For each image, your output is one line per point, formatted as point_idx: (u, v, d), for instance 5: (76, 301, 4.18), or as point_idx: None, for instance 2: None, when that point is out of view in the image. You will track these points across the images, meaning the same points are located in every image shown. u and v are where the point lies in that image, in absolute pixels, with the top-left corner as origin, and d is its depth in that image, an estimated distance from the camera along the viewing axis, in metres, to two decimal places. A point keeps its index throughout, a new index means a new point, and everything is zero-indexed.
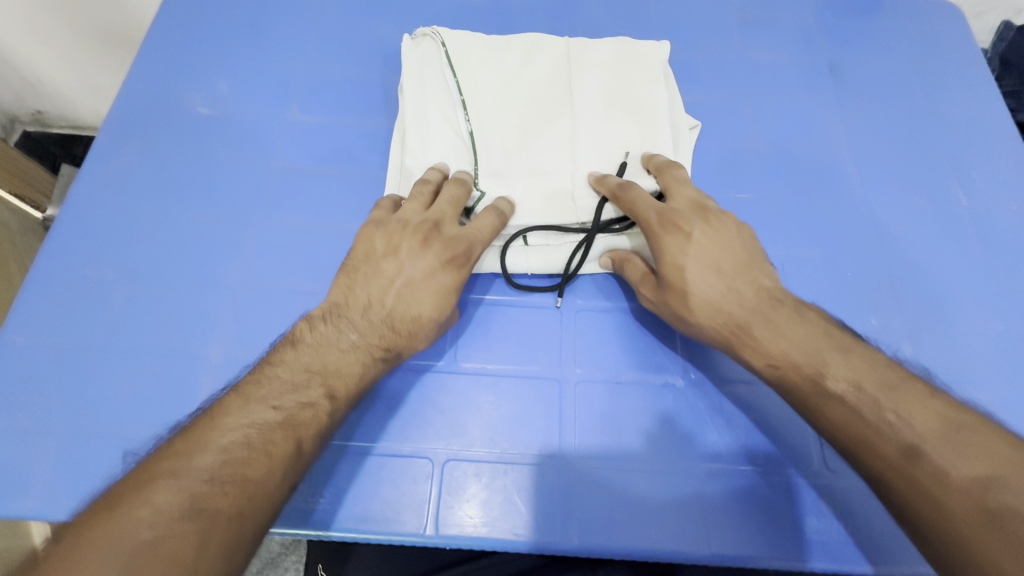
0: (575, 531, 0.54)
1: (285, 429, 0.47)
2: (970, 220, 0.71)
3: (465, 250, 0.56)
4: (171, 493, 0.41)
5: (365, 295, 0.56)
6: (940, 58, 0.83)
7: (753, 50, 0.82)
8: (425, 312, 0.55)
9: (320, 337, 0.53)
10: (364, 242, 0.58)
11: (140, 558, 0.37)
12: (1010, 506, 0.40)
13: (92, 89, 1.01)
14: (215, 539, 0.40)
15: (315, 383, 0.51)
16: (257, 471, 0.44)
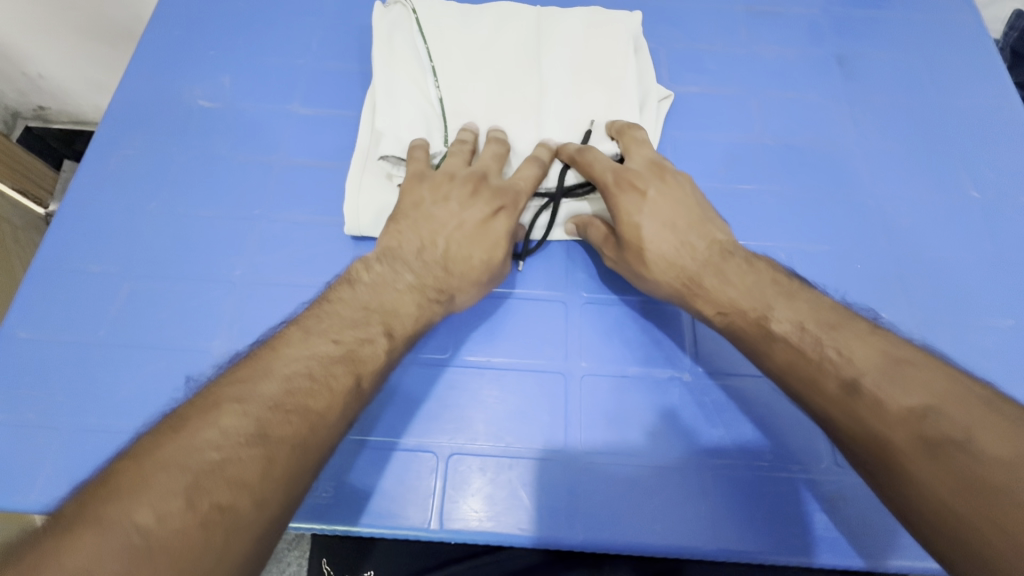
0: (581, 527, 0.54)
1: (346, 364, 0.47)
2: (980, 213, 0.70)
3: (513, 198, 0.58)
4: (236, 418, 0.40)
5: (420, 241, 0.57)
6: (951, 49, 0.82)
7: (760, 42, 0.81)
8: (480, 254, 0.57)
9: (377, 279, 0.54)
10: (410, 192, 0.59)
11: (210, 479, 0.37)
12: (942, 433, 0.40)
13: (93, 84, 1.01)
14: (280, 466, 0.40)
15: (374, 320, 0.51)
16: (319, 403, 0.44)
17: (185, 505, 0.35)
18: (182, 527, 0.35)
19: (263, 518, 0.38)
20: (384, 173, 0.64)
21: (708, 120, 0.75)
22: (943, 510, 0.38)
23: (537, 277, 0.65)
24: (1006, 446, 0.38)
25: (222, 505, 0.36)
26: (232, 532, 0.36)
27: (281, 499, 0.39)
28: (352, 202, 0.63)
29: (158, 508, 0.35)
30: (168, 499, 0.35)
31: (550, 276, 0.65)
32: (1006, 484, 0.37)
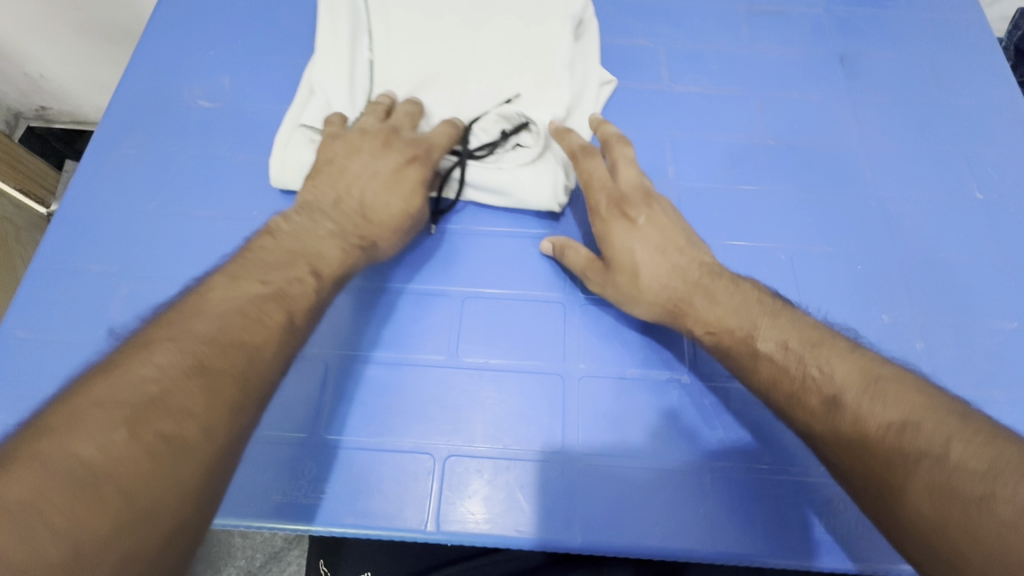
0: (579, 529, 0.54)
1: (276, 301, 0.49)
2: (984, 214, 0.70)
3: (426, 150, 0.61)
4: (173, 355, 0.42)
5: (336, 191, 0.60)
6: (954, 48, 0.81)
7: (761, 41, 0.80)
8: (394, 204, 0.60)
9: (296, 226, 0.57)
10: (325, 150, 0.62)
11: (149, 410, 0.38)
12: (918, 447, 0.42)
13: (94, 84, 1.01)
14: (222, 396, 0.41)
15: (298, 262, 0.53)
16: (255, 337, 0.46)
17: (129, 434, 0.37)
18: (129, 453, 0.36)
19: (210, 444, 0.39)
20: (307, 136, 0.67)
21: (708, 120, 0.75)
22: (922, 522, 0.40)
23: (536, 277, 0.65)
24: (980, 458, 0.40)
25: (166, 434, 0.38)
26: (179, 457, 0.38)
27: (227, 426, 0.41)
28: (275, 160, 0.66)
29: (103, 437, 0.36)
30: (110, 429, 0.36)
31: (548, 277, 0.65)
32: (979, 495, 0.38)
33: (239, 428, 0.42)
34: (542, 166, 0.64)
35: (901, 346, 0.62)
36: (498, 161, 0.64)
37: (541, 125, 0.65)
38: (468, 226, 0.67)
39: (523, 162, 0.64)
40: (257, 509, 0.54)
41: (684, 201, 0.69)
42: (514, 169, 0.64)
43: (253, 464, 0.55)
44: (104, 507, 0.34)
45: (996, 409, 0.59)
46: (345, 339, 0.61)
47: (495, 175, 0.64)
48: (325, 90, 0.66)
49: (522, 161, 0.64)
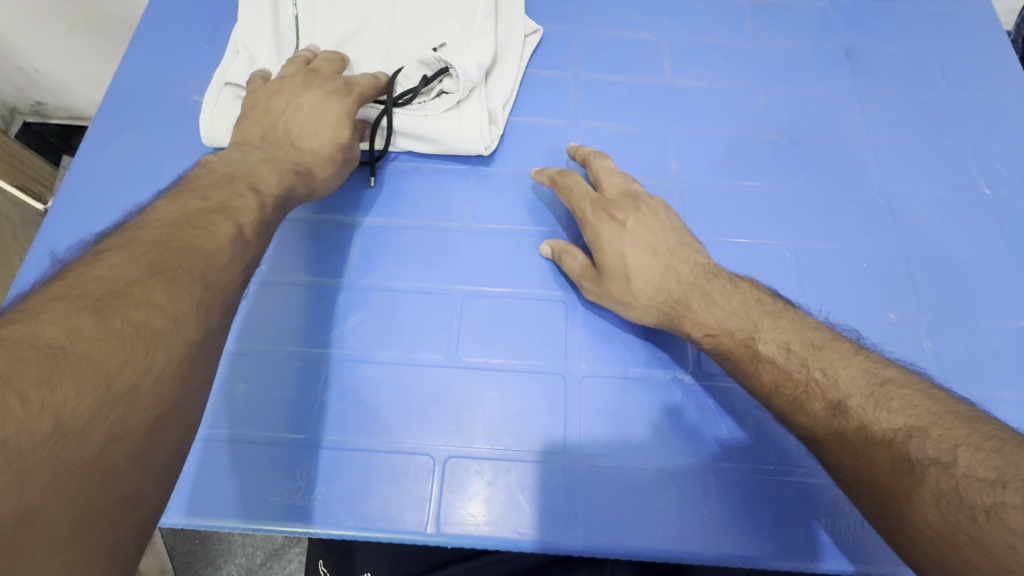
0: (581, 531, 0.53)
1: (221, 213, 0.47)
2: (992, 210, 0.69)
3: (344, 82, 0.63)
4: (126, 258, 0.39)
5: (263, 127, 0.61)
6: (961, 41, 0.80)
7: (765, 35, 0.79)
8: (324, 132, 0.61)
9: (226, 158, 0.56)
10: (250, 99, 0.63)
11: (110, 302, 0.36)
12: (924, 453, 0.41)
13: (91, 80, 1.00)
14: (187, 294, 0.40)
15: (237, 181, 0.52)
16: (210, 243, 0.44)
17: (93, 320, 0.34)
18: (98, 336, 0.33)
19: (181, 337, 0.38)
20: (235, 96, 0.67)
21: (712, 115, 0.73)
22: (929, 532, 0.39)
23: (537, 276, 0.64)
24: (988, 466, 0.38)
25: (134, 320, 0.36)
26: (152, 343, 0.36)
27: (196, 323, 0.39)
28: (205, 118, 0.66)
29: (66, 322, 0.33)
30: (71, 316, 0.34)
31: (550, 274, 0.64)
32: (988, 504, 0.37)
33: (208, 328, 0.40)
34: (466, 111, 0.65)
35: (908, 345, 0.61)
36: (423, 107, 0.65)
37: (465, 71, 0.63)
38: (468, 223, 0.66)
39: (447, 108, 0.65)
40: (250, 510, 0.53)
41: (687, 196, 0.68)
42: (440, 116, 0.65)
43: (239, 466, 0.55)
44: (81, 382, 0.31)
45: (1004, 408, 0.58)
46: (344, 339, 0.60)
47: (421, 123, 0.65)
48: (251, 52, 0.68)
49: (446, 107, 0.65)
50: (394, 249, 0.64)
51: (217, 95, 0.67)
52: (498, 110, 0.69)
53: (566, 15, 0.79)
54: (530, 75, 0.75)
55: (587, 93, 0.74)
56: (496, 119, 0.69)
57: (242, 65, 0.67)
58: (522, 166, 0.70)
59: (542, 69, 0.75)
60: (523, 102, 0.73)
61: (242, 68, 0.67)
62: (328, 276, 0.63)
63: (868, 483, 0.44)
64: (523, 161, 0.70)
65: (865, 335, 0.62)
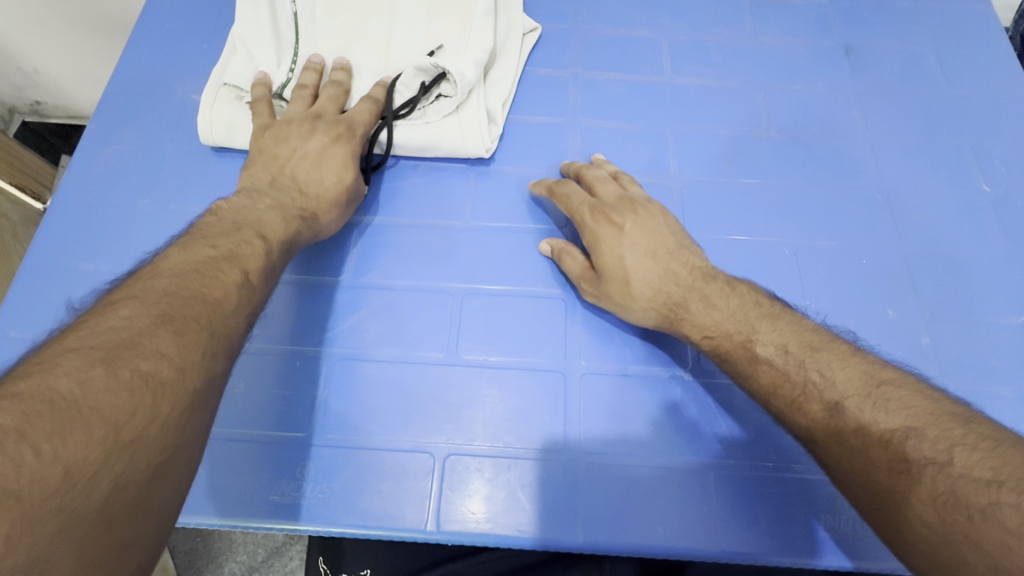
0: (581, 527, 0.53)
1: (229, 261, 0.48)
2: (991, 207, 0.69)
3: (348, 128, 0.62)
4: (136, 308, 0.40)
5: (271, 172, 0.61)
6: (960, 38, 0.80)
7: (765, 33, 0.79)
8: (330, 179, 0.61)
9: (235, 205, 0.56)
10: (256, 143, 0.63)
11: (120, 353, 0.36)
12: (920, 453, 0.41)
13: (89, 79, 0.99)
14: (194, 341, 0.40)
15: (245, 229, 0.52)
16: (217, 292, 0.45)
17: (105, 372, 0.35)
18: (108, 389, 0.34)
19: (185, 386, 0.38)
20: (234, 95, 0.68)
21: (711, 114, 0.73)
22: (925, 531, 0.39)
23: (535, 274, 0.64)
24: (984, 466, 0.38)
25: (143, 370, 0.36)
26: (159, 392, 0.36)
27: (201, 369, 0.40)
28: (203, 116, 0.66)
29: (78, 376, 0.34)
30: (83, 369, 0.34)
31: (550, 273, 0.64)
32: (984, 503, 0.37)
33: (213, 372, 0.41)
34: (466, 115, 0.65)
35: (908, 342, 0.61)
36: (423, 115, 0.65)
37: (462, 75, 0.62)
38: (467, 221, 0.66)
39: (446, 113, 0.65)
40: (250, 509, 0.53)
41: (686, 194, 0.68)
42: (440, 122, 0.65)
43: (235, 464, 0.55)
44: (89, 435, 0.32)
45: (1003, 405, 0.58)
46: (343, 338, 0.60)
47: (421, 129, 0.65)
48: (251, 51, 0.67)
49: (445, 112, 0.65)
50: (394, 249, 0.64)
51: (215, 94, 0.67)
52: (497, 109, 0.68)
53: (565, 13, 0.79)
54: (529, 73, 0.75)
55: (586, 91, 0.74)
56: (495, 118, 0.69)
57: (242, 64, 0.67)
58: (520, 164, 0.69)
59: (541, 67, 0.75)
60: (522, 100, 0.73)
61: (240, 67, 0.67)
62: (326, 274, 0.63)
63: (864, 484, 0.44)
64: (520, 159, 0.70)
65: (864, 333, 0.62)
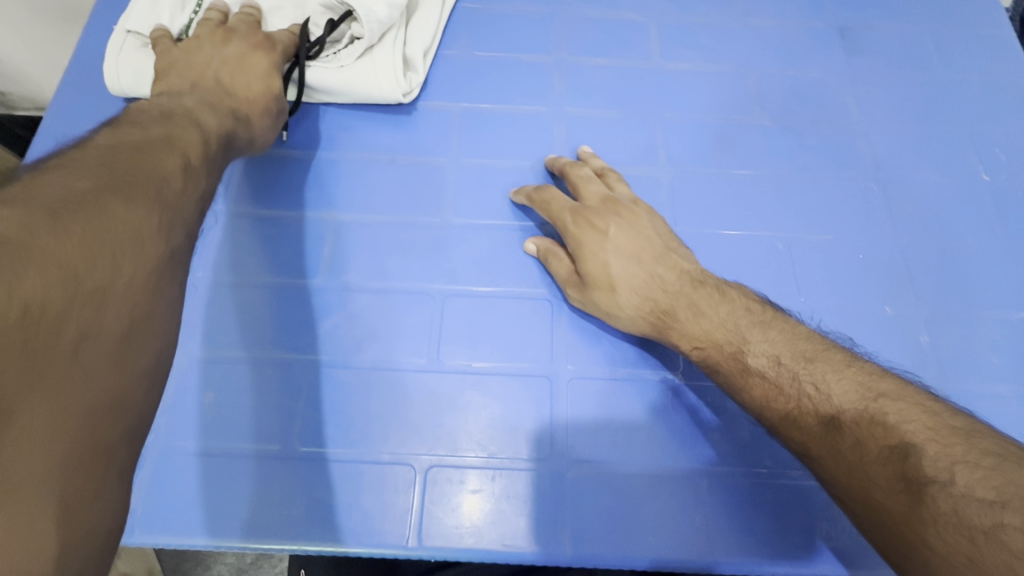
0: (570, 540, 0.51)
1: (168, 144, 0.46)
2: (990, 196, 0.66)
3: (266, 37, 0.63)
4: (72, 176, 0.37)
5: (183, 81, 0.59)
6: (956, 20, 0.77)
7: (757, 15, 0.75)
8: (256, 80, 0.60)
9: (153, 102, 0.54)
10: (166, 60, 0.61)
11: (66, 205, 0.34)
12: (922, 472, 0.39)
13: (52, 68, 0.93)
14: (145, 211, 0.39)
15: (177, 118, 0.50)
16: (163, 168, 0.43)
17: (53, 223, 0.32)
18: (62, 237, 0.32)
19: (144, 253, 0.37)
20: (140, 44, 0.66)
21: (700, 99, 0.70)
22: (927, 552, 0.37)
23: (520, 274, 0.61)
24: (987, 486, 0.37)
25: (96, 225, 0.34)
26: (117, 250, 0.35)
27: (159, 239, 0.39)
28: (109, 66, 0.64)
29: (23, 220, 0.31)
30: (26, 214, 0.31)
31: (535, 275, 0.61)
32: (987, 525, 0.35)
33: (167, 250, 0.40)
34: (379, 57, 0.64)
35: (904, 339, 0.59)
36: (336, 58, 0.65)
37: (369, 12, 0.63)
38: (449, 218, 0.63)
39: (358, 55, 0.64)
40: (220, 528, 0.50)
41: (676, 186, 0.65)
42: (354, 64, 0.64)
43: (207, 481, 0.52)
44: (48, 279, 0.30)
45: (1002, 404, 0.57)
46: (320, 344, 0.57)
47: (335, 73, 0.64)
48: None
49: (357, 53, 0.64)
50: (371, 249, 0.61)
51: (121, 42, 0.65)
52: (417, 56, 0.67)
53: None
54: (511, 59, 0.71)
55: (571, 79, 0.70)
56: (415, 66, 0.67)
57: (149, 11, 0.66)
58: (504, 156, 0.66)
59: (525, 53, 0.72)
60: (504, 89, 0.70)
61: (144, 13, 0.66)
62: (300, 278, 0.59)
63: (863, 502, 0.42)
64: (504, 151, 0.66)
65: (863, 332, 0.59)
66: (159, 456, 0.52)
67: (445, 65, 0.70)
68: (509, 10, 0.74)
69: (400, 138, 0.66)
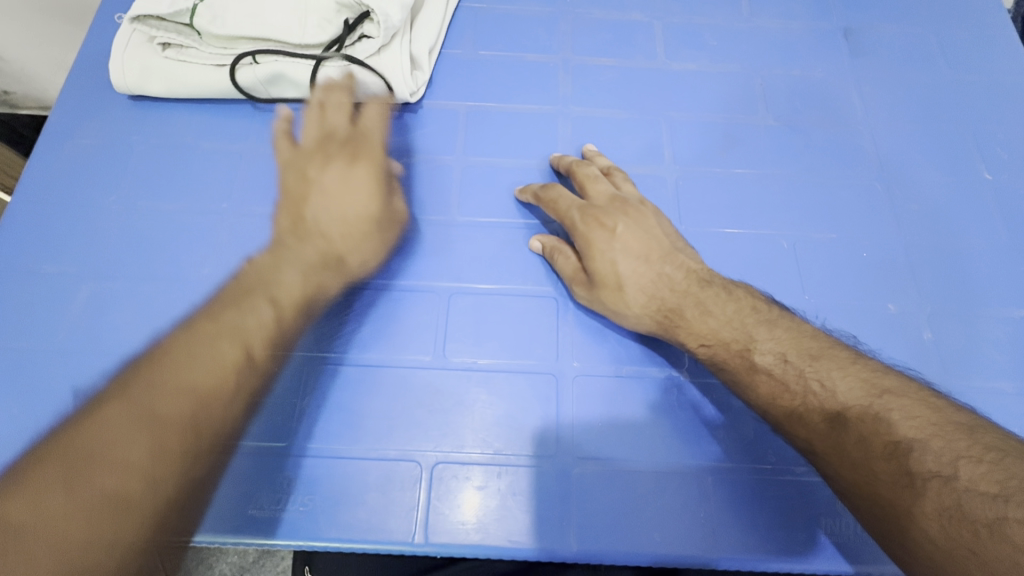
0: (574, 537, 0.51)
1: (231, 335, 0.52)
2: (992, 194, 0.67)
3: (361, 144, 0.64)
4: (123, 406, 0.47)
5: (295, 216, 0.61)
6: (960, 20, 0.77)
7: (762, 16, 0.76)
8: (354, 210, 0.61)
9: (256, 265, 0.59)
10: (282, 180, 0.63)
11: (84, 468, 0.43)
12: (925, 467, 0.40)
13: (58, 68, 0.93)
14: (173, 428, 0.47)
15: (257, 293, 0.56)
16: (208, 381, 0.50)
17: (58, 481, 0.43)
18: (69, 514, 0.41)
19: (153, 492, 0.45)
20: (145, 40, 0.66)
21: (706, 99, 0.70)
22: (930, 546, 0.38)
23: (526, 272, 0.61)
24: (991, 480, 0.37)
25: (107, 490, 0.43)
26: (126, 492, 0.44)
27: (169, 463, 0.46)
28: (115, 62, 0.65)
29: (39, 507, 0.42)
30: (46, 492, 0.42)
31: (540, 272, 0.61)
32: (990, 518, 0.36)
33: (195, 457, 0.48)
34: (388, 58, 0.65)
35: (907, 337, 0.59)
36: (347, 57, 0.65)
37: (386, 17, 0.62)
38: (454, 216, 0.63)
39: (369, 55, 0.65)
40: (225, 524, 0.50)
41: (681, 185, 0.66)
42: (363, 64, 0.65)
43: None
44: (44, 547, 0.40)
45: (1006, 401, 0.57)
46: (326, 340, 0.57)
47: (346, 73, 0.65)
48: None
49: (369, 54, 0.65)
50: None
51: (128, 39, 0.66)
52: (423, 55, 0.68)
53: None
54: (517, 59, 0.71)
55: (576, 78, 0.71)
56: (421, 65, 0.68)
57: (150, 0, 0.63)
58: (511, 155, 0.66)
59: (530, 52, 0.72)
60: (510, 88, 0.70)
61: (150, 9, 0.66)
62: None
63: (867, 497, 0.42)
64: (510, 150, 0.67)
65: (866, 329, 0.60)
66: None
67: (451, 64, 0.71)
68: (515, 10, 0.74)
69: (405, 136, 0.67)
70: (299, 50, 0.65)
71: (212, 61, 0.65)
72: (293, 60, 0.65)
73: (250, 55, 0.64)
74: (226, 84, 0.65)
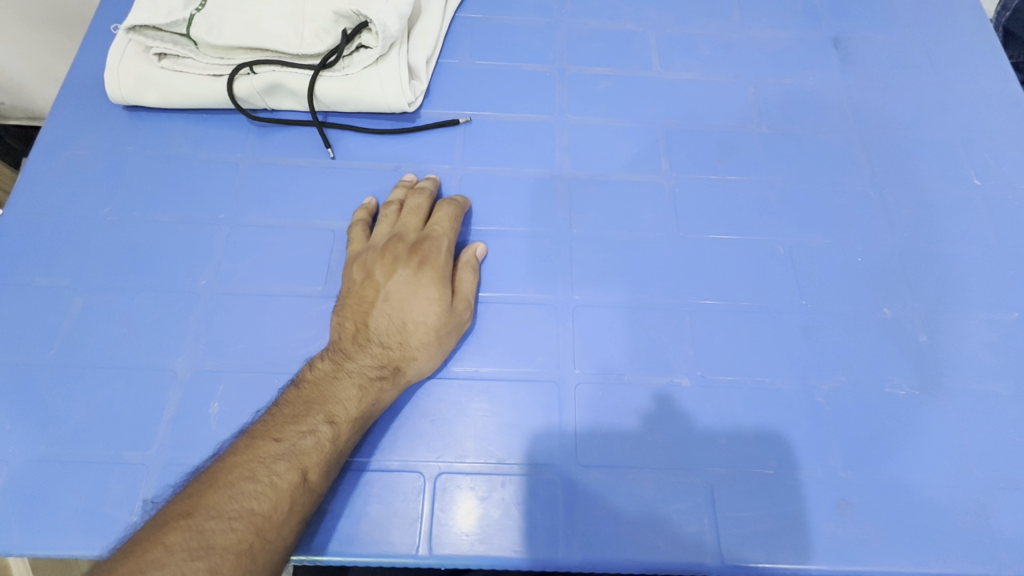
0: (579, 546, 0.51)
1: (288, 459, 0.47)
2: (982, 200, 0.68)
3: (433, 247, 0.58)
4: (179, 533, 0.42)
5: (358, 322, 0.56)
6: (945, 31, 0.79)
7: (754, 26, 0.77)
8: (418, 317, 0.55)
9: (315, 372, 0.53)
10: (344, 279, 0.58)
11: None
12: None
13: (46, 77, 0.92)
14: (228, 557, 0.42)
15: (314, 411, 0.50)
16: (264, 506, 0.45)
17: None
18: None
19: None
20: (140, 50, 0.66)
21: (702, 107, 0.71)
22: None
23: (527, 280, 0.61)
24: None
25: None
26: None
27: None
28: (109, 72, 0.64)
29: None
30: None
31: (542, 280, 0.61)
32: None
33: None
34: (386, 67, 0.65)
35: (903, 340, 0.60)
36: (345, 67, 0.65)
37: (384, 26, 0.62)
38: None
39: (367, 65, 0.65)
40: None
41: (678, 192, 0.66)
42: (360, 73, 0.65)
43: None
44: None
45: (1000, 403, 0.58)
46: None
47: (343, 83, 0.65)
48: None
49: (366, 63, 0.65)
50: None
51: (122, 49, 0.66)
52: (420, 65, 0.68)
53: (548, 9, 0.76)
54: (513, 69, 0.72)
55: (572, 87, 0.71)
56: (419, 75, 0.68)
57: (144, 10, 0.63)
58: (509, 164, 0.67)
59: (526, 62, 0.72)
60: (507, 97, 0.70)
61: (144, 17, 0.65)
62: (305, 285, 0.59)
63: None
64: (509, 159, 0.67)
65: (863, 334, 0.60)
66: (160, 465, 0.52)
67: (448, 73, 0.71)
68: (510, 21, 0.75)
69: (403, 145, 0.67)
70: (296, 59, 0.65)
71: (209, 70, 0.65)
72: (290, 70, 0.65)
73: (248, 65, 0.64)
74: (222, 94, 0.65)
